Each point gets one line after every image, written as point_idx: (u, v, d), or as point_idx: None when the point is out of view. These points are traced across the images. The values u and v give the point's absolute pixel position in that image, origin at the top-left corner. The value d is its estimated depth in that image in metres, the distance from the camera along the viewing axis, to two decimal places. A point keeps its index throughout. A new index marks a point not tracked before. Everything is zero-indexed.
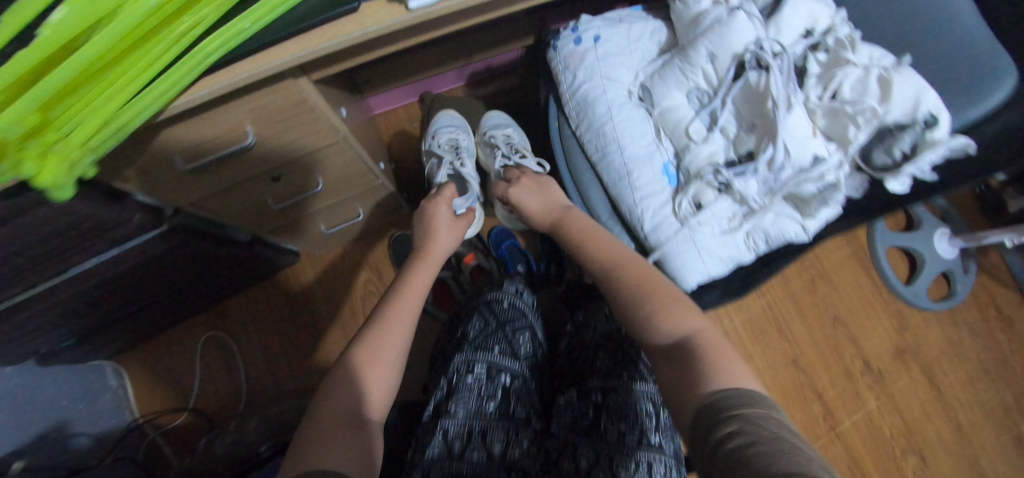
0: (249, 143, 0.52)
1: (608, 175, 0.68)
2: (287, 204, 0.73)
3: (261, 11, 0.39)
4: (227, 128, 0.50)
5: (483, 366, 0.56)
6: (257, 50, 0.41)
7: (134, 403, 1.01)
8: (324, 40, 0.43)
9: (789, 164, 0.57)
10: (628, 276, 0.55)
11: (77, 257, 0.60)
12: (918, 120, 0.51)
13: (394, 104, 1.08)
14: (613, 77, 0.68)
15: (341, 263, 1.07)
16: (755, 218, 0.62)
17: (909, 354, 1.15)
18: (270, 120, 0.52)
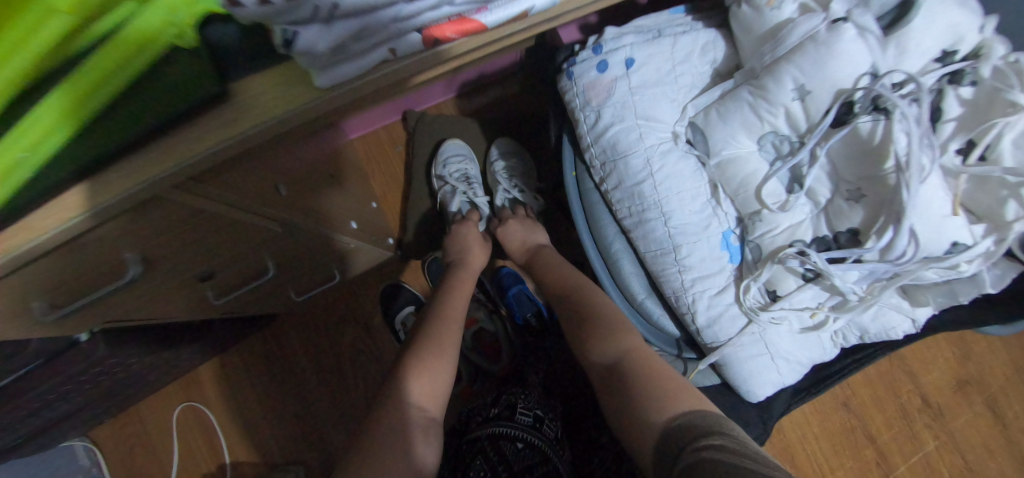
0: (135, 275, 0.35)
1: (647, 251, 0.50)
2: (233, 294, 0.57)
3: (35, 129, 0.23)
4: (96, 263, 0.33)
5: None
6: (74, 178, 0.25)
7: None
8: (182, 149, 0.27)
9: (916, 254, 0.40)
10: (575, 289, 0.52)
11: None
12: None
13: (373, 125, 0.89)
14: (651, 114, 0.48)
15: (322, 318, 0.91)
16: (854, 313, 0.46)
17: (972, 385, 1.02)
18: (165, 237, 0.35)
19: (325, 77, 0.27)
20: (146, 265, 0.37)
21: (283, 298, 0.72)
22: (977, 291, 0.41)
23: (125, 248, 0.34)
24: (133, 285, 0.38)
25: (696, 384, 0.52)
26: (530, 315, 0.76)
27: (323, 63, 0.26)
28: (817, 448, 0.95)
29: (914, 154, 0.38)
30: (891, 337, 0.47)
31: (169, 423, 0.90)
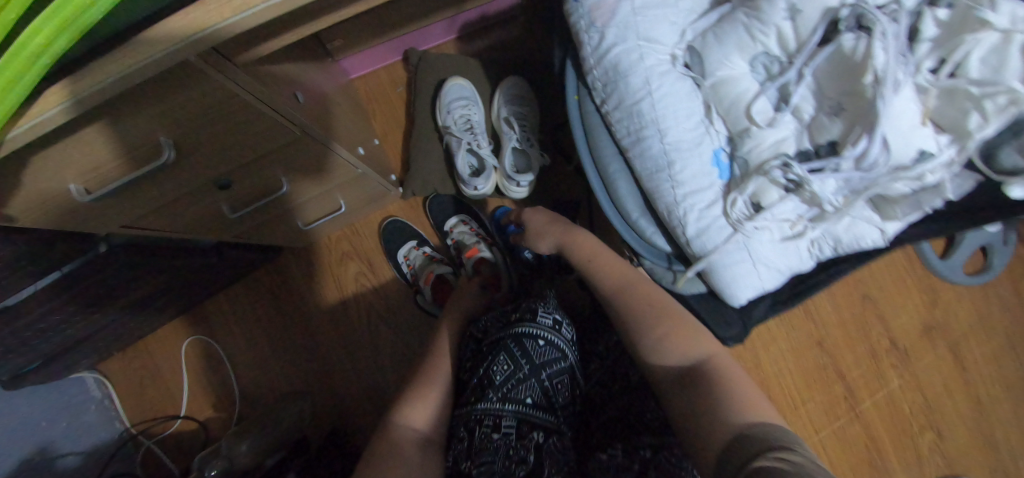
0: (167, 158, 0.37)
1: (642, 168, 0.54)
2: (246, 210, 0.60)
3: None
4: (131, 142, 0.36)
5: (509, 418, 0.51)
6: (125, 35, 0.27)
7: (126, 410, 0.93)
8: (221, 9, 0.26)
9: (885, 159, 0.45)
10: (638, 291, 0.55)
11: None
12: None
13: (371, 66, 0.91)
14: (654, 36, 0.51)
15: (321, 254, 0.94)
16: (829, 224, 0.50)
17: (936, 331, 1.09)
18: (192, 121, 0.37)
19: None
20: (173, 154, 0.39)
21: (289, 226, 0.75)
22: (938, 198, 0.46)
23: (156, 130, 0.36)
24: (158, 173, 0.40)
25: (684, 292, 0.56)
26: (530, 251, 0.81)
27: None
28: (790, 383, 1.03)
29: (889, 66, 0.42)
30: (862, 247, 0.51)
31: (179, 356, 0.94)
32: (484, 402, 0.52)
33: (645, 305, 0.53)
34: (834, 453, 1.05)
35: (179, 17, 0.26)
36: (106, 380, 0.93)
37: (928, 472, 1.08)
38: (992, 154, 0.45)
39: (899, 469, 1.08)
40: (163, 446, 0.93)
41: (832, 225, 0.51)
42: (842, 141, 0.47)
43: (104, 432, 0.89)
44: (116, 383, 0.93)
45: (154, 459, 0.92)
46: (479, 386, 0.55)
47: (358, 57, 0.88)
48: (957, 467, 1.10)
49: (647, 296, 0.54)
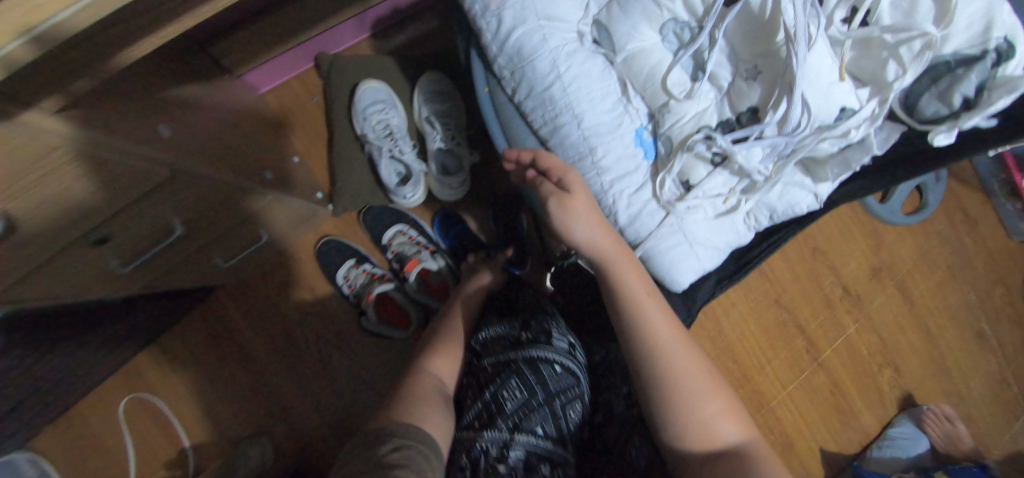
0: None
1: (565, 157, 0.50)
2: (145, 259, 0.53)
3: None
4: None
5: (519, 448, 0.47)
6: None
7: None
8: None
9: (808, 121, 0.43)
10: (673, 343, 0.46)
11: None
12: (990, 50, 0.38)
13: (282, 77, 0.83)
14: (557, 15, 0.49)
15: (257, 286, 0.87)
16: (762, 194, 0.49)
17: (885, 272, 1.13)
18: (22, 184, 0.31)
19: None
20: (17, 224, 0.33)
21: (208, 266, 0.68)
22: (865, 155, 0.44)
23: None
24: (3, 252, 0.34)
25: None
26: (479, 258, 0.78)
27: None
28: (755, 344, 1.04)
29: (799, 22, 0.40)
30: (796, 213, 0.50)
31: (117, 418, 0.86)
32: (491, 431, 0.48)
33: (670, 359, 0.45)
34: (803, 403, 1.09)
35: None
36: (35, 459, 0.83)
37: (890, 406, 1.14)
38: (913, 105, 0.43)
39: (864, 408, 1.13)
40: None
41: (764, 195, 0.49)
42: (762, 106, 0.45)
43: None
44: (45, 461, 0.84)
45: None
46: (483, 409, 0.51)
47: (264, 69, 0.80)
48: (915, 396, 1.16)
49: (676, 345, 0.46)
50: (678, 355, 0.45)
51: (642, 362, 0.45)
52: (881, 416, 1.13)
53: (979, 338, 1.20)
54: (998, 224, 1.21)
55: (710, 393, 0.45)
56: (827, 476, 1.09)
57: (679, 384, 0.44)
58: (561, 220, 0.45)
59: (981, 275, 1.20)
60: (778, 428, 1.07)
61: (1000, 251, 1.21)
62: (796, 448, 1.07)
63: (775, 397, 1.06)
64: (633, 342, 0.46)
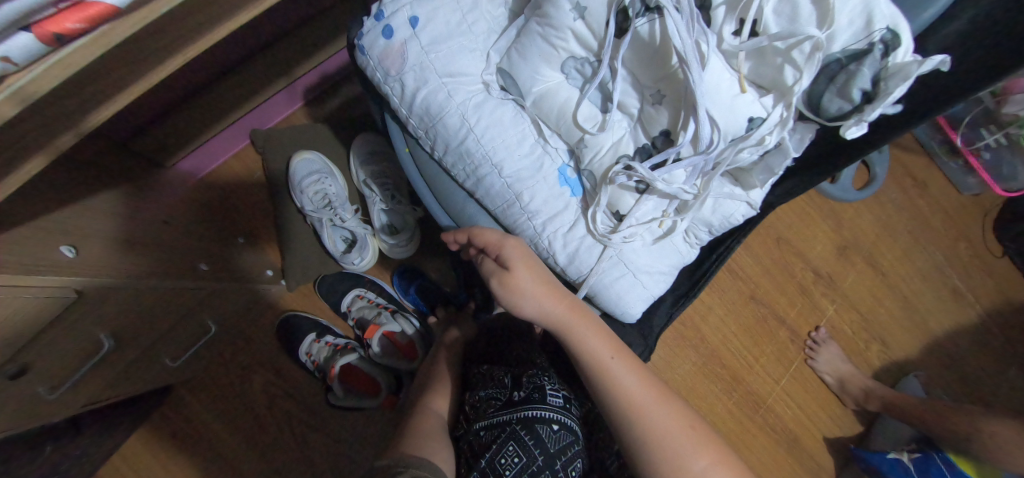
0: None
1: (495, 207, 0.51)
2: (72, 383, 0.48)
3: None
4: None
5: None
6: None
7: None
8: None
9: (719, 137, 0.43)
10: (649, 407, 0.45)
11: None
12: (876, 42, 0.37)
13: (220, 157, 0.82)
14: (457, 71, 0.50)
15: (219, 376, 0.83)
16: (694, 212, 0.49)
17: (851, 249, 1.15)
18: None
19: None
20: None
21: (156, 370, 0.65)
22: (785, 159, 0.44)
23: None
24: None
25: None
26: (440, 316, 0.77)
27: None
28: (739, 344, 1.03)
29: (688, 44, 0.40)
30: (733, 223, 0.50)
31: None
32: None
33: (648, 417, 0.44)
34: (799, 394, 1.07)
35: None
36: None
37: (884, 380, 1.13)
38: (817, 105, 0.42)
39: None
40: None
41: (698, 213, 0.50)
42: (673, 128, 0.45)
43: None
44: None
45: None
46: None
47: (199, 154, 0.78)
48: (906, 366, 1.16)
49: (651, 402, 0.45)
50: (655, 412, 0.45)
51: (622, 425, 0.45)
52: None
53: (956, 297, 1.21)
54: (947, 183, 1.24)
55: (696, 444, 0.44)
56: (838, 465, 1.07)
57: (660, 447, 0.43)
58: (511, 298, 0.46)
59: (944, 235, 1.22)
60: (780, 424, 1.05)
61: (955, 208, 1.24)
62: (801, 442, 1.05)
63: (770, 394, 1.04)
64: (610, 406, 0.46)
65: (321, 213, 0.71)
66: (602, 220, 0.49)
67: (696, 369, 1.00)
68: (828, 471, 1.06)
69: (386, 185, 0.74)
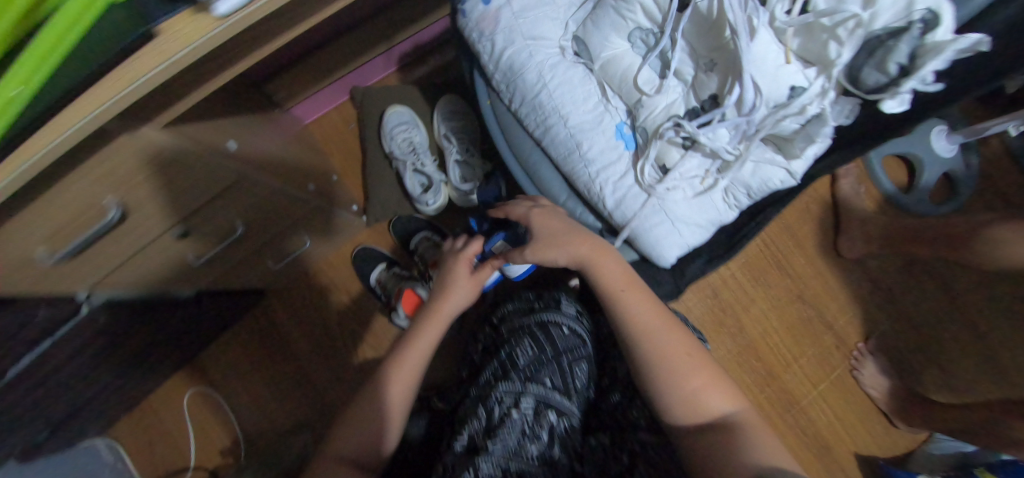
0: (116, 215, 0.43)
1: (557, 154, 0.59)
2: (210, 255, 0.64)
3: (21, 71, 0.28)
4: (79, 208, 0.41)
5: (531, 400, 0.52)
6: (44, 117, 0.32)
7: (136, 472, 0.97)
8: (123, 81, 0.31)
9: (760, 101, 0.49)
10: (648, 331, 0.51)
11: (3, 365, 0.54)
12: (916, 21, 0.40)
13: (326, 107, 0.96)
14: (540, 35, 0.59)
15: (304, 288, 0.99)
16: (736, 173, 0.54)
17: (919, 265, 1.09)
18: (132, 180, 0.42)
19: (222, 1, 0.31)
20: (124, 210, 0.44)
21: (260, 269, 0.80)
22: (825, 126, 0.48)
23: (101, 191, 0.41)
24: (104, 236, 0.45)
25: None
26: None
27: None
28: (778, 340, 1.04)
29: (739, 17, 0.47)
30: (771, 187, 0.54)
31: (182, 409, 0.99)
32: (506, 383, 0.53)
33: (656, 340, 0.50)
34: (838, 403, 1.05)
35: (83, 96, 0.31)
36: (116, 444, 0.97)
37: None
38: (856, 77, 0.46)
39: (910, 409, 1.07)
40: None
41: (740, 175, 0.55)
42: (721, 93, 0.52)
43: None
44: (124, 448, 0.98)
45: None
46: (501, 362, 0.56)
47: (310, 102, 0.92)
48: None
49: (660, 330, 0.51)
50: (661, 337, 0.50)
51: (631, 348, 0.51)
52: None
53: None
54: None
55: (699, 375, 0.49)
56: None
57: (664, 363, 0.49)
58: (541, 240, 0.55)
59: None
60: (812, 429, 1.04)
61: None
62: (833, 450, 1.03)
63: (805, 396, 1.03)
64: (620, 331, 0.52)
65: (406, 156, 0.82)
66: (648, 171, 0.56)
67: (729, 357, 1.02)
68: None
69: (462, 141, 0.85)
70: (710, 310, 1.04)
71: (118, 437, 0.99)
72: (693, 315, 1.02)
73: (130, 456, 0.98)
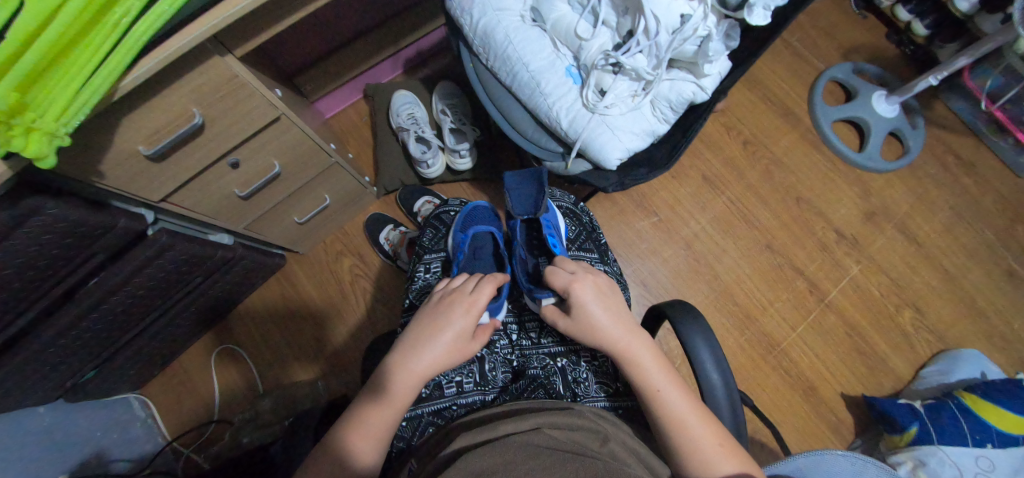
0: (196, 122, 0.59)
1: (524, 95, 0.74)
2: (252, 191, 0.81)
3: None
4: (175, 112, 0.58)
5: (438, 265, 0.79)
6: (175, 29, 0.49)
7: (164, 426, 1.08)
8: (230, 8, 0.51)
9: (662, 29, 0.67)
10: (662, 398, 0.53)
11: (85, 261, 0.70)
12: None
13: (342, 103, 1.16)
14: (504, 7, 0.74)
15: (329, 257, 1.16)
16: (658, 89, 0.72)
17: (880, 216, 1.19)
18: (212, 98, 0.60)
19: None
20: (203, 122, 0.61)
21: (287, 220, 0.97)
22: (712, 42, 0.66)
23: (189, 103, 0.58)
24: (181, 144, 0.62)
25: (574, 172, 0.76)
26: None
27: None
28: (751, 286, 1.14)
29: None
30: (688, 97, 0.71)
31: (211, 366, 1.11)
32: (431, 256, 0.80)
33: (683, 427, 0.51)
34: (819, 345, 1.11)
35: (206, 19, 0.50)
36: (147, 401, 1.09)
37: (921, 348, 1.12)
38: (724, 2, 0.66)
39: (890, 350, 1.12)
40: (201, 454, 1.07)
41: (661, 91, 0.72)
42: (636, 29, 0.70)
43: (147, 445, 1.04)
44: (154, 404, 1.10)
45: (194, 465, 1.05)
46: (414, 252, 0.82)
47: (328, 98, 1.12)
48: (950, 338, 1.13)
49: (691, 417, 0.51)
50: (695, 427, 0.50)
51: (661, 430, 0.52)
52: (914, 361, 1.11)
53: (1014, 277, 1.15)
54: (999, 164, 1.22)
55: (722, 455, 0.49)
56: (858, 420, 1.07)
57: (681, 444, 0.50)
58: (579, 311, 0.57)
59: (996, 215, 1.19)
60: (795, 370, 1.10)
61: (1012, 190, 1.21)
62: (818, 389, 1.08)
63: (784, 338, 1.11)
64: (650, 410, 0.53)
65: (410, 122, 1.01)
66: (591, 94, 0.72)
67: (706, 301, 1.12)
68: (848, 424, 1.07)
69: (457, 115, 1.04)
70: (685, 261, 1.15)
71: (151, 396, 1.10)
72: (670, 265, 1.14)
73: (159, 413, 1.09)
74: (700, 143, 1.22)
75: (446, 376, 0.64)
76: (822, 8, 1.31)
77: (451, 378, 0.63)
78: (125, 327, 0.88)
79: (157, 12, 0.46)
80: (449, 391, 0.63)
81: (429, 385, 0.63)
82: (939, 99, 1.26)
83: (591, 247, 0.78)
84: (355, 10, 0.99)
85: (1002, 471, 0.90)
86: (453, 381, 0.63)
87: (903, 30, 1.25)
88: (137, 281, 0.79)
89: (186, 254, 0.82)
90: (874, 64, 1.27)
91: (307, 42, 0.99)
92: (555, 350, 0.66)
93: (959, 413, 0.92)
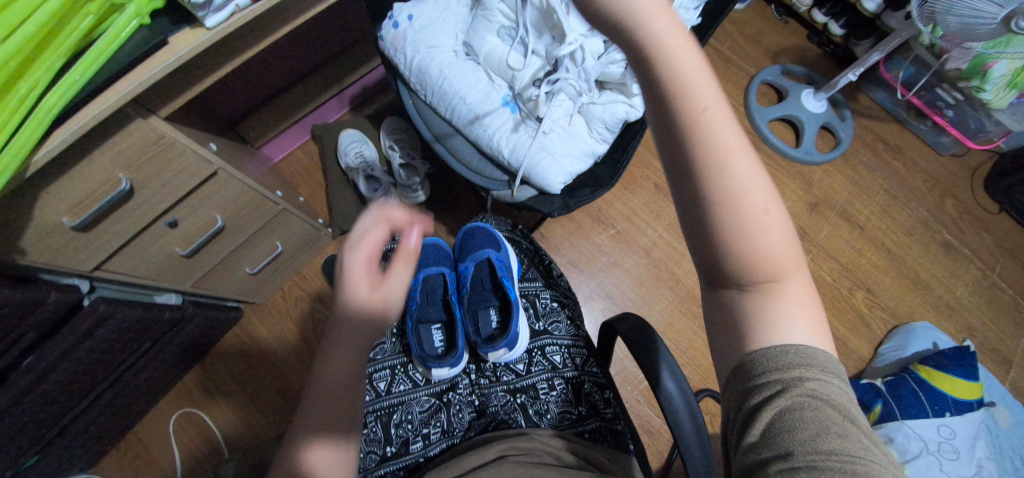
0: (124, 188, 0.58)
1: (464, 128, 0.76)
2: (196, 248, 0.78)
3: (86, 62, 0.46)
4: (100, 177, 0.56)
5: None
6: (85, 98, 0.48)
7: None
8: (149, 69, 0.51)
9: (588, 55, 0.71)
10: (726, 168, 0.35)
11: (16, 343, 0.65)
12: None
13: (290, 147, 1.13)
14: (437, 44, 0.77)
15: (289, 304, 1.13)
16: (592, 110, 0.75)
17: (823, 205, 1.25)
18: (140, 161, 0.58)
19: (209, 21, 0.53)
20: (131, 185, 0.59)
21: (239, 272, 0.94)
22: None
23: (115, 169, 0.57)
24: (110, 210, 0.60)
25: (520, 197, 0.78)
26: (438, 333, 0.74)
27: (206, 11, 0.52)
28: None
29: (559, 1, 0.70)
30: (621, 116, 0.74)
31: (170, 433, 1.05)
32: None
33: (766, 261, 0.36)
34: None
35: (121, 83, 0.49)
36: None
37: (876, 326, 1.16)
38: None
39: (849, 332, 1.16)
40: None
41: (597, 112, 0.75)
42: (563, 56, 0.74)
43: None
44: None
45: None
46: None
47: (275, 143, 1.10)
48: (902, 314, 1.18)
49: (762, 217, 0.35)
50: (768, 232, 0.36)
51: (716, 250, 0.36)
52: (871, 339, 1.15)
53: (950, 250, 1.23)
54: (923, 146, 1.31)
55: (799, 312, 0.37)
56: None
57: (745, 279, 0.36)
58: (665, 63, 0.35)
59: (926, 192, 1.27)
60: None
61: (937, 168, 1.29)
62: None
63: None
64: (710, 214, 0.35)
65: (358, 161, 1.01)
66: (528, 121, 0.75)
67: (671, 304, 1.15)
68: None
69: (406, 149, 1.06)
70: (646, 268, 1.18)
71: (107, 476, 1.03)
72: (632, 274, 1.17)
73: None
74: (648, 153, 1.26)
75: (414, 433, 0.61)
76: (745, 18, 1.40)
77: (417, 432, 0.62)
78: (70, 404, 0.82)
79: (68, 83, 0.45)
80: (416, 447, 0.61)
81: (396, 444, 0.61)
82: (861, 92, 1.35)
83: (535, 274, 0.81)
84: (292, 54, 0.99)
85: (963, 437, 0.94)
86: (419, 434, 0.61)
87: (820, 31, 1.34)
88: (78, 356, 0.74)
89: (129, 320, 0.78)
90: (798, 64, 1.35)
91: (246, 89, 0.98)
92: (514, 386, 0.66)
93: (917, 385, 0.96)
